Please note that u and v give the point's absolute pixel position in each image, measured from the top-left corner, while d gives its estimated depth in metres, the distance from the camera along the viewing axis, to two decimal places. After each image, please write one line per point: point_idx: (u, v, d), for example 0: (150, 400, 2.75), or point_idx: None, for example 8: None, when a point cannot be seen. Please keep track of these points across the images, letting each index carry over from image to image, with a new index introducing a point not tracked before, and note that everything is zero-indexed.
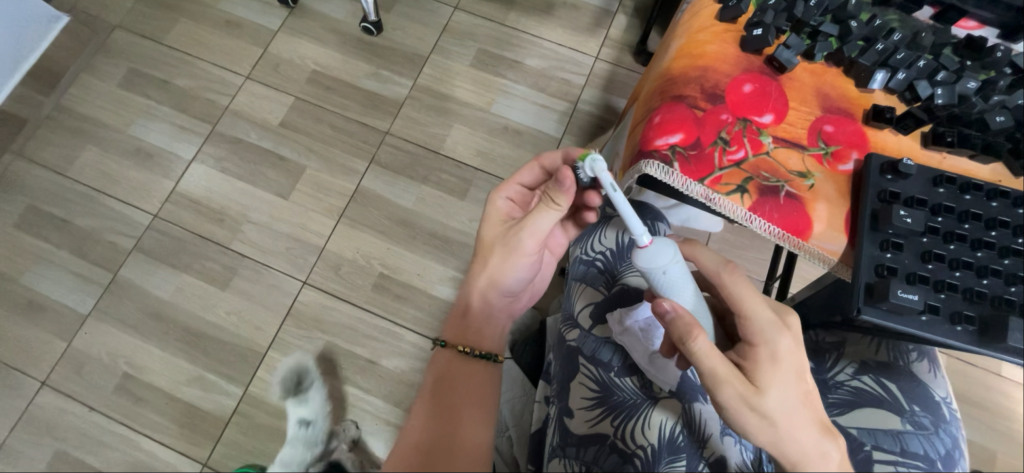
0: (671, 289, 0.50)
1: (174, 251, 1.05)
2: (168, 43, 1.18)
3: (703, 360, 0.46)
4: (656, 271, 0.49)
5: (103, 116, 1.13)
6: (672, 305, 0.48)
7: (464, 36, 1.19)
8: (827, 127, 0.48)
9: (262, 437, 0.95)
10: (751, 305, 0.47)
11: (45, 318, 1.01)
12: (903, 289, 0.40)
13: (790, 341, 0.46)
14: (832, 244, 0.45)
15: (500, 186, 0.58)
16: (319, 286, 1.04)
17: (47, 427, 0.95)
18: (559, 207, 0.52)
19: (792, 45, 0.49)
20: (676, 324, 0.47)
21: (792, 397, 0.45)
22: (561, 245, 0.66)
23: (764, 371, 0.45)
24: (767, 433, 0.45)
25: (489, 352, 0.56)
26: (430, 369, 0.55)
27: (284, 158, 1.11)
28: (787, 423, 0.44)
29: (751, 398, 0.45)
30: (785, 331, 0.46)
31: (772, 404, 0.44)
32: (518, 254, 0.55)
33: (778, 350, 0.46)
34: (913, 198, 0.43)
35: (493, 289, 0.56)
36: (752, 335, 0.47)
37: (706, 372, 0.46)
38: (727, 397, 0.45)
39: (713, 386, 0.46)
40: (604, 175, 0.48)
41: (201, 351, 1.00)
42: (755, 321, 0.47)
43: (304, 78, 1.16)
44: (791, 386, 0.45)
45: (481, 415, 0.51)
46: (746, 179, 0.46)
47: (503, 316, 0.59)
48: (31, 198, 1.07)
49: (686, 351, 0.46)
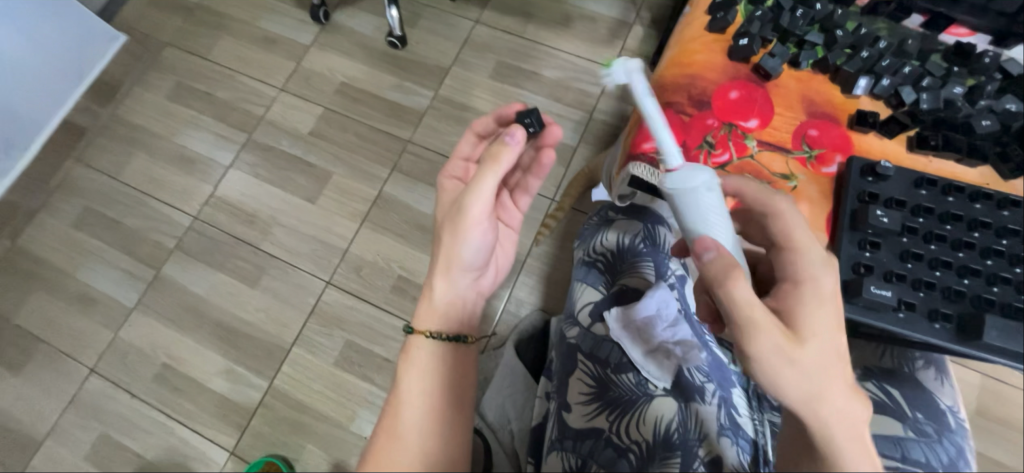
0: (710, 222, 0.45)
1: (210, 251, 1.14)
2: (212, 59, 1.29)
3: (739, 308, 0.41)
4: (696, 188, 0.46)
5: (152, 126, 1.24)
6: (713, 244, 0.44)
7: (483, 49, 1.25)
8: (812, 131, 0.50)
9: (284, 429, 1.02)
10: (800, 238, 0.44)
11: (96, 311, 1.11)
12: (877, 286, 0.42)
13: (831, 286, 0.43)
14: (812, 242, 0.48)
15: (443, 168, 0.62)
16: (341, 286, 1.10)
17: (93, 411, 1.04)
18: (499, 166, 0.52)
19: (777, 53, 0.51)
20: (716, 264, 0.43)
21: (830, 348, 0.41)
22: (517, 219, 0.65)
23: (806, 316, 0.41)
24: (801, 390, 0.41)
25: (459, 334, 0.56)
26: (403, 356, 0.55)
27: (313, 165, 1.18)
28: (821, 379, 0.41)
29: (790, 349, 0.41)
30: (828, 273, 0.43)
31: (809, 356, 0.41)
32: (467, 224, 0.54)
33: (821, 292, 0.42)
34: (891, 199, 0.45)
35: (452, 265, 0.56)
36: (797, 275, 0.43)
37: (746, 320, 0.41)
38: (763, 349, 0.41)
39: (747, 336, 0.41)
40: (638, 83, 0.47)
41: (232, 344, 1.07)
42: (800, 258, 0.43)
43: (333, 90, 1.24)
44: (831, 336, 0.41)
45: (456, 403, 0.54)
46: (729, 180, 0.48)
47: (471, 294, 0.59)
48: (87, 200, 1.19)
49: (723, 295, 0.42)
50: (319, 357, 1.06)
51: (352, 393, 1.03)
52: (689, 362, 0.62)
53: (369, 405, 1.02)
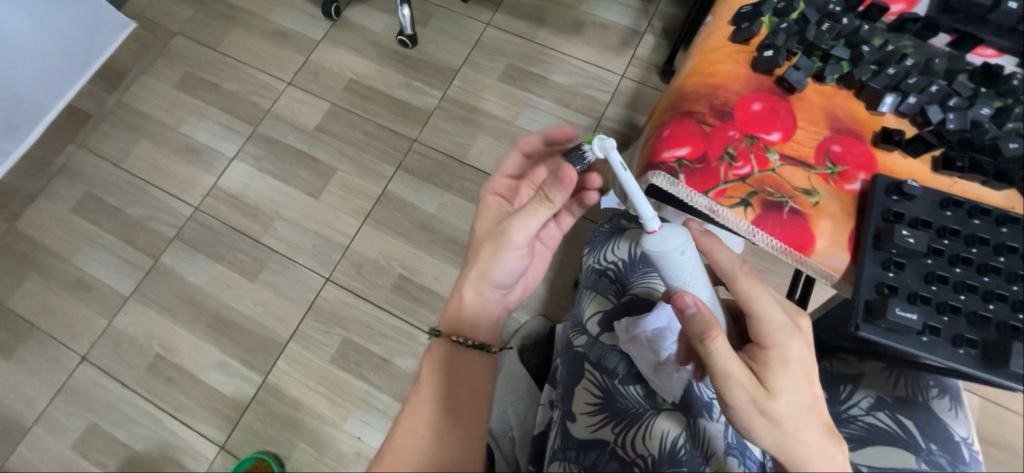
0: (688, 280, 0.50)
1: (210, 242, 1.13)
2: (221, 50, 1.28)
3: (715, 361, 0.45)
4: (673, 252, 0.49)
5: (158, 114, 1.23)
6: (694, 300, 0.48)
7: (494, 52, 1.24)
8: (835, 147, 0.49)
9: (277, 426, 1.00)
10: (763, 307, 0.47)
11: (90, 297, 1.09)
12: (902, 308, 0.41)
13: (802, 346, 0.46)
14: (836, 261, 0.45)
15: (487, 182, 0.63)
16: (341, 283, 1.08)
17: (83, 399, 1.03)
18: (551, 205, 0.53)
19: (802, 66, 0.51)
20: (696, 319, 0.47)
21: (802, 401, 0.45)
22: (555, 238, 0.66)
23: (776, 374, 0.45)
24: (773, 435, 0.45)
25: (482, 343, 0.58)
26: (426, 358, 0.57)
27: (317, 160, 1.17)
28: (795, 426, 0.44)
29: (762, 401, 0.44)
30: (797, 336, 0.46)
31: (782, 408, 0.44)
32: (508, 248, 0.56)
33: (790, 354, 0.45)
34: (917, 219, 0.44)
35: (486, 282, 0.58)
36: (764, 338, 0.46)
37: (721, 373, 0.45)
38: (737, 398, 0.45)
39: (723, 386, 0.46)
40: (614, 154, 0.50)
41: (228, 337, 1.06)
42: (767, 324, 0.46)
43: (341, 86, 1.23)
44: (801, 390, 0.45)
45: (474, 413, 0.54)
46: (750, 193, 0.47)
47: (498, 308, 0.61)
48: (87, 186, 1.17)
49: (702, 348, 0.46)
50: (315, 354, 1.04)
51: (347, 392, 1.01)
52: (698, 377, 0.60)
53: (363, 404, 1.01)
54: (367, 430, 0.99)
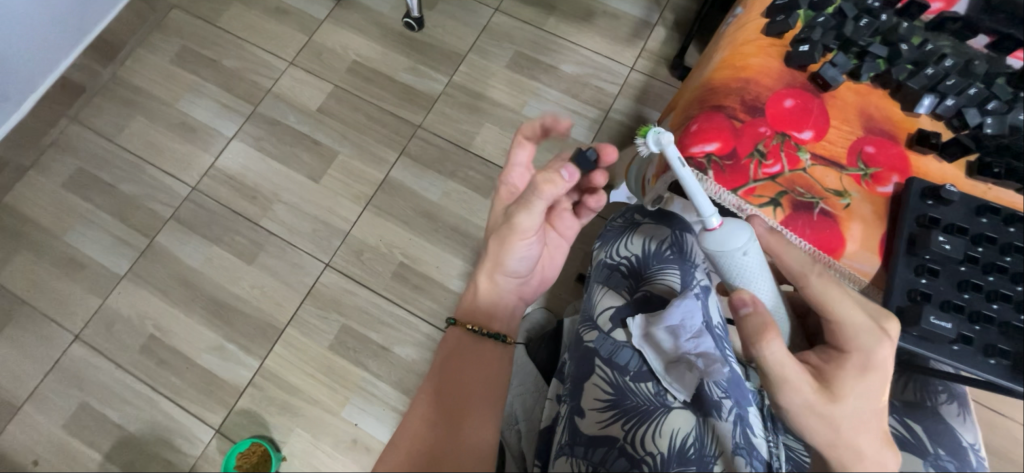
0: (747, 277, 0.47)
1: (207, 223, 1.10)
2: (221, 25, 1.24)
3: (772, 364, 0.45)
4: (732, 252, 0.46)
5: (155, 90, 1.19)
6: (751, 299, 0.47)
7: (502, 38, 1.21)
8: (868, 148, 0.50)
9: (272, 410, 0.99)
10: (844, 311, 0.44)
11: (83, 275, 1.06)
12: (936, 316, 0.43)
13: (887, 353, 0.44)
14: (865, 265, 0.47)
15: (503, 172, 0.62)
16: (341, 269, 1.06)
17: (75, 378, 1.01)
18: (546, 196, 0.50)
19: (838, 63, 0.51)
20: (750, 321, 0.46)
21: (867, 407, 0.44)
22: (572, 228, 0.64)
23: (846, 378, 0.44)
24: (827, 437, 0.44)
25: (498, 332, 0.58)
26: (441, 345, 0.58)
27: (318, 143, 1.15)
28: (852, 430, 0.44)
29: (820, 406, 0.44)
30: (885, 342, 0.43)
31: (844, 413, 0.43)
32: (514, 236, 0.55)
33: (873, 361, 0.44)
34: (953, 225, 0.45)
35: (498, 271, 0.58)
36: (842, 342, 0.45)
37: (777, 377, 0.45)
38: (792, 403, 0.45)
39: (779, 388, 0.45)
40: (671, 150, 0.45)
41: (224, 320, 1.04)
42: (846, 328, 0.44)
43: (344, 67, 1.20)
44: (871, 397, 0.44)
45: (484, 413, 0.53)
46: (780, 193, 0.48)
47: (512, 298, 0.61)
48: (81, 161, 1.14)
49: (756, 353, 0.45)
50: (314, 340, 1.03)
51: (345, 378, 1.00)
52: (711, 377, 0.59)
53: (361, 391, 0.99)
54: (365, 417, 0.98)
